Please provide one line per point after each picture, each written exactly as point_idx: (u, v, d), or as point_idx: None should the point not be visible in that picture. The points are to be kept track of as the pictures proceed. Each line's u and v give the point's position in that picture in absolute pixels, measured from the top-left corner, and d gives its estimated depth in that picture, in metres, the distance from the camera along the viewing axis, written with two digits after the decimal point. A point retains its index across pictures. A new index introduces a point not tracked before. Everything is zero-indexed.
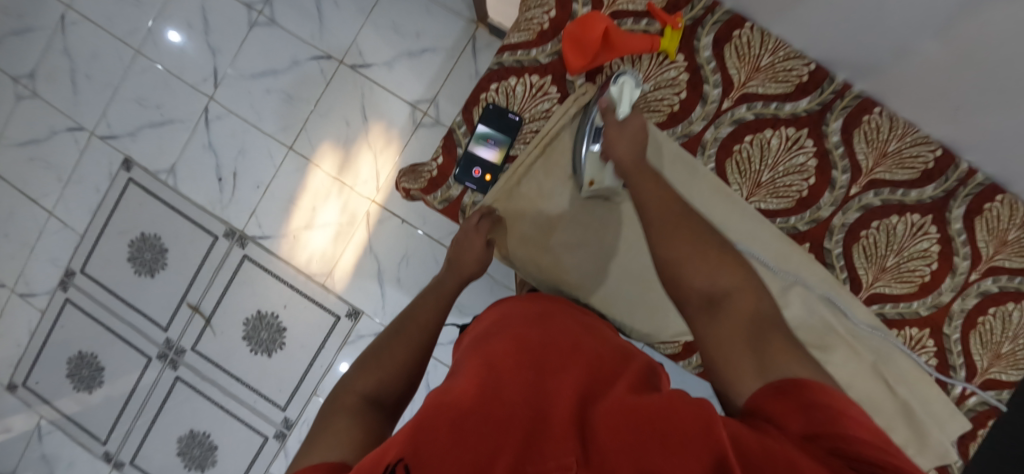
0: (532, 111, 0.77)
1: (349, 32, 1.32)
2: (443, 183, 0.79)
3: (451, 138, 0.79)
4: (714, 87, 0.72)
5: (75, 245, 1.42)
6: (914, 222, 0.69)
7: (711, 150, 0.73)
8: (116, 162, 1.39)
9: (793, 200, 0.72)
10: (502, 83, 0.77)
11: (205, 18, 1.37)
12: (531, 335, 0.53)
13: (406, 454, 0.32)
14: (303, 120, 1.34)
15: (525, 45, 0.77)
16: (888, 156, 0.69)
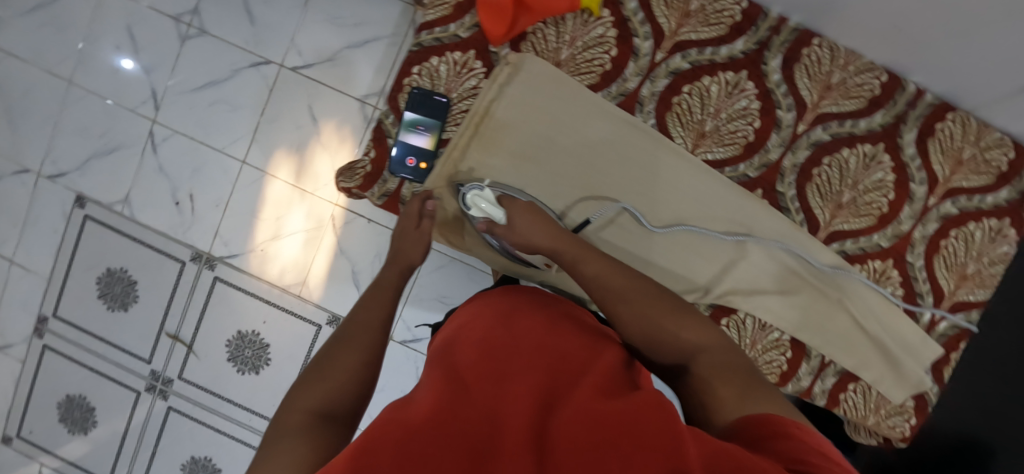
0: (460, 92, 0.82)
1: (286, 34, 1.27)
2: (379, 177, 0.83)
3: (382, 132, 0.83)
4: (645, 38, 0.77)
5: (44, 289, 1.38)
6: (865, 153, 0.75)
7: (649, 106, 0.78)
8: (69, 197, 1.35)
9: (739, 146, 0.77)
10: (425, 65, 0.81)
11: (131, 38, 1.31)
12: (494, 346, 0.52)
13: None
14: (252, 132, 1.29)
15: (441, 19, 0.81)
16: (831, 91, 0.75)
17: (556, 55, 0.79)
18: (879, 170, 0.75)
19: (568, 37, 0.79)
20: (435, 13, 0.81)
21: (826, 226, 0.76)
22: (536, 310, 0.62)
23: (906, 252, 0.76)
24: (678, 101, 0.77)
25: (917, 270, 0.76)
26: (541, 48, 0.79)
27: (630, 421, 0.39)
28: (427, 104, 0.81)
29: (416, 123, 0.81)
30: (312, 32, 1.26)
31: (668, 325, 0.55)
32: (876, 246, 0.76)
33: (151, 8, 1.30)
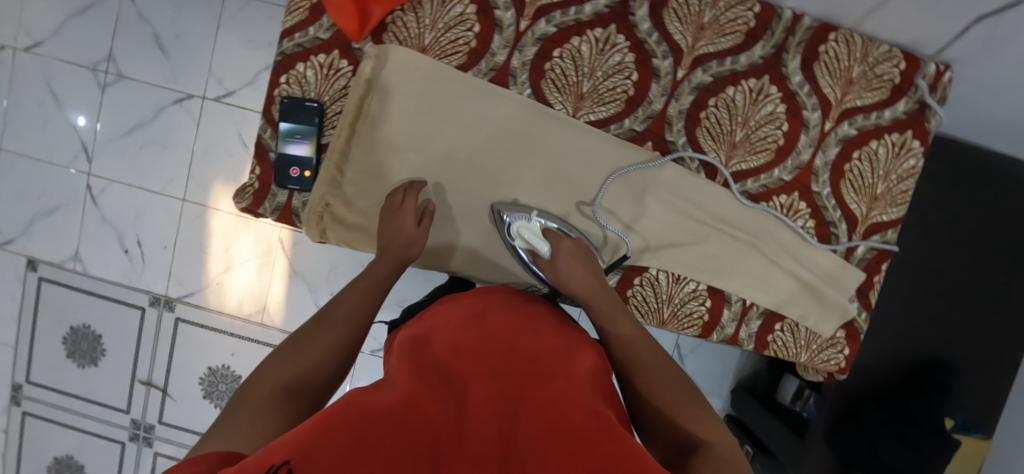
0: (331, 93, 0.90)
1: (202, 65, 1.27)
2: (269, 193, 0.93)
3: (263, 147, 0.93)
4: (506, 10, 0.87)
5: (15, 356, 1.39)
6: (752, 88, 0.88)
7: (523, 76, 0.89)
8: (21, 263, 1.35)
9: (624, 99, 0.89)
10: (293, 71, 0.89)
11: (53, 97, 1.32)
12: (462, 352, 0.56)
13: (292, 458, 0.34)
14: (186, 169, 1.29)
15: (298, 24, 0.88)
16: (706, 33, 0.86)
17: (420, 40, 0.88)
18: (770, 102, 0.88)
19: (427, 19, 0.87)
20: (293, 18, 0.88)
21: (726, 162, 0.90)
22: (510, 311, 0.67)
23: (812, 182, 0.91)
24: (553, 66, 0.88)
25: (826, 198, 0.91)
26: (402, 33, 0.87)
27: (587, 433, 0.43)
28: (304, 108, 0.89)
29: (292, 132, 0.89)
30: (228, 58, 1.27)
31: (636, 353, 0.70)
32: (775, 170, 0.90)
33: (66, 61, 1.31)
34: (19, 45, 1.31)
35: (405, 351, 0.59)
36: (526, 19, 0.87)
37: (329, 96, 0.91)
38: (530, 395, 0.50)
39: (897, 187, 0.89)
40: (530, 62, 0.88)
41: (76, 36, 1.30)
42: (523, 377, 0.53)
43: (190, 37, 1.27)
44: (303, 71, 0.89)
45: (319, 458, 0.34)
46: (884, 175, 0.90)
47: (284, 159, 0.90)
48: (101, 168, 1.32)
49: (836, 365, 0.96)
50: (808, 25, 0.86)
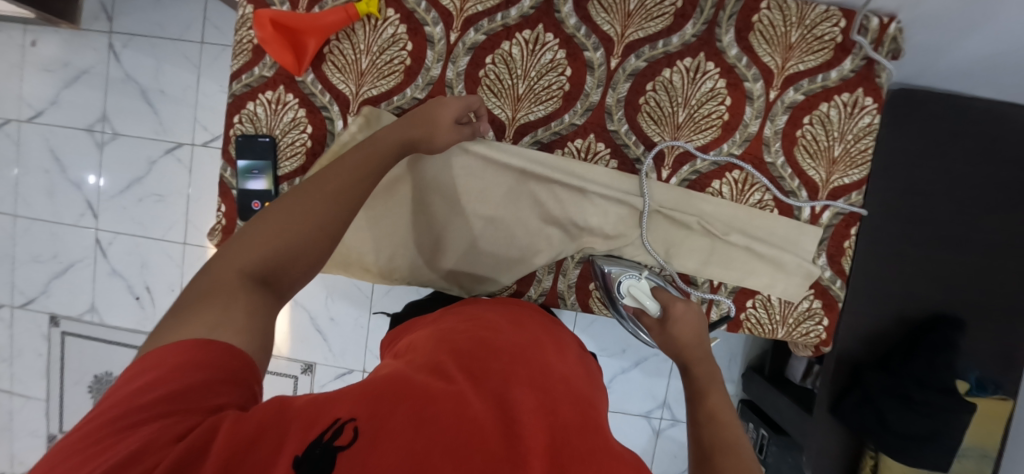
0: (282, 128, 0.63)
1: (187, 113, 1.24)
2: (236, 226, 0.65)
3: (224, 186, 0.65)
4: (434, 26, 0.60)
5: (47, 410, 1.35)
6: (844, 103, 0.60)
7: (460, 87, 0.61)
8: (44, 320, 1.32)
9: (718, 126, 0.60)
10: (245, 111, 0.64)
11: (58, 155, 1.29)
12: (506, 341, 0.47)
13: (356, 415, 0.32)
14: (184, 213, 1.25)
15: (248, 63, 0.63)
16: (795, 49, 0.60)
17: (359, 74, 0.62)
18: (864, 116, 0.60)
19: (364, 43, 0.61)
20: (238, 58, 0.64)
21: (824, 179, 0.61)
22: (548, 330, 0.56)
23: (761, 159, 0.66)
24: (560, 88, 0.60)
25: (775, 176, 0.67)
26: (342, 64, 0.62)
27: None
28: (257, 149, 0.63)
29: (251, 167, 0.63)
30: (213, 105, 1.23)
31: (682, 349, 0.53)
32: (852, 193, 0.61)
33: (64, 126, 1.28)
34: (22, 116, 1.29)
35: (454, 326, 0.51)
36: (543, 28, 0.60)
37: (289, 130, 0.63)
38: (590, 416, 0.39)
39: (859, 145, 0.60)
40: (568, 81, 0.60)
41: (75, 103, 1.27)
42: (572, 395, 0.42)
43: (174, 92, 1.24)
44: (259, 108, 0.63)
45: (380, 421, 0.32)
46: (839, 136, 0.61)
47: (249, 201, 0.64)
48: (109, 218, 1.28)
49: None
50: (825, 25, 0.59)
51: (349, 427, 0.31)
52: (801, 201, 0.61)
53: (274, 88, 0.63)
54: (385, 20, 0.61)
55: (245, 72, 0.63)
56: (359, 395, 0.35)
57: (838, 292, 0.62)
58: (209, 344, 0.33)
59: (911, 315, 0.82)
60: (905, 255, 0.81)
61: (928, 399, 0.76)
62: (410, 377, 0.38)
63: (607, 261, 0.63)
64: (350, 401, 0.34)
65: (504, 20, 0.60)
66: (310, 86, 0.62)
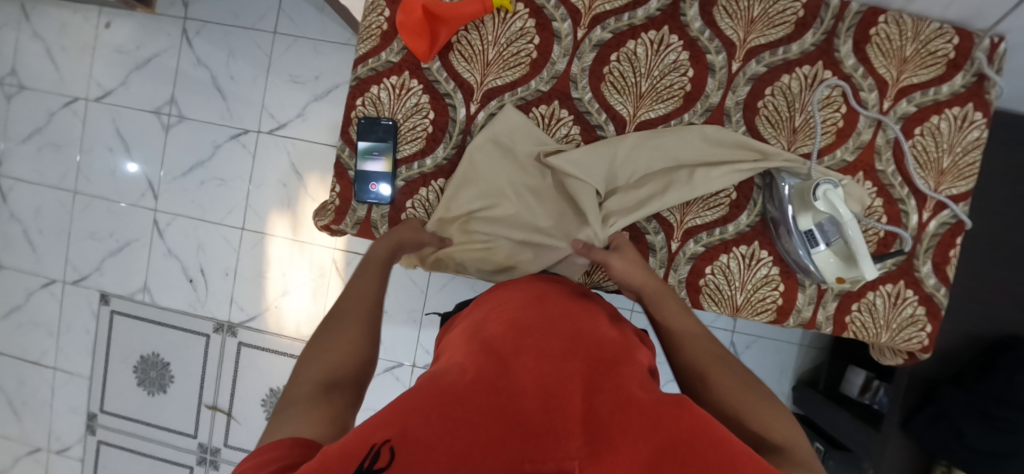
0: (404, 113, 0.65)
1: (255, 101, 1.25)
2: (349, 207, 0.67)
3: (340, 166, 0.67)
4: (562, 22, 0.63)
5: (89, 388, 1.34)
6: (955, 116, 0.62)
7: (583, 82, 0.63)
8: (94, 297, 1.33)
9: (833, 132, 0.63)
10: (368, 94, 0.66)
11: (123, 135, 1.30)
12: (529, 320, 0.42)
13: (391, 435, 0.27)
14: (244, 199, 1.26)
15: (374, 49, 0.65)
16: (909, 62, 0.62)
17: (484, 65, 0.64)
18: (975, 129, 0.62)
19: (492, 35, 0.63)
20: (365, 43, 0.66)
21: (932, 188, 0.63)
22: (570, 300, 0.49)
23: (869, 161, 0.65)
24: (681, 88, 0.62)
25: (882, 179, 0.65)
26: (468, 54, 0.64)
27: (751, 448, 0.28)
28: (378, 132, 0.65)
29: (371, 148, 0.65)
30: (280, 95, 1.24)
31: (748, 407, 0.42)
32: (959, 203, 0.62)
33: (131, 107, 1.30)
34: (90, 96, 1.31)
35: (477, 322, 0.45)
36: (668, 30, 0.62)
37: (410, 116, 0.65)
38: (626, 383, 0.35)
39: (967, 156, 0.62)
40: (689, 82, 0.62)
41: (143, 86, 1.29)
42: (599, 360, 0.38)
43: (244, 80, 1.26)
44: (383, 93, 0.65)
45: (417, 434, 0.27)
46: (948, 147, 0.62)
47: (366, 182, 0.65)
48: (169, 199, 1.29)
49: (921, 346, 0.63)
50: (939, 41, 0.61)
51: (386, 450, 0.26)
52: (909, 208, 0.63)
53: (398, 74, 0.65)
54: (513, 14, 0.63)
55: (370, 58, 0.65)
56: (384, 414, 0.29)
57: (942, 299, 0.63)
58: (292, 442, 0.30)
59: (983, 333, 0.83)
60: (983, 273, 0.82)
61: (1011, 416, 0.74)
62: (431, 383, 0.33)
63: (788, 176, 0.60)
64: (381, 421, 0.29)
65: (629, 20, 0.62)
66: (435, 74, 0.64)
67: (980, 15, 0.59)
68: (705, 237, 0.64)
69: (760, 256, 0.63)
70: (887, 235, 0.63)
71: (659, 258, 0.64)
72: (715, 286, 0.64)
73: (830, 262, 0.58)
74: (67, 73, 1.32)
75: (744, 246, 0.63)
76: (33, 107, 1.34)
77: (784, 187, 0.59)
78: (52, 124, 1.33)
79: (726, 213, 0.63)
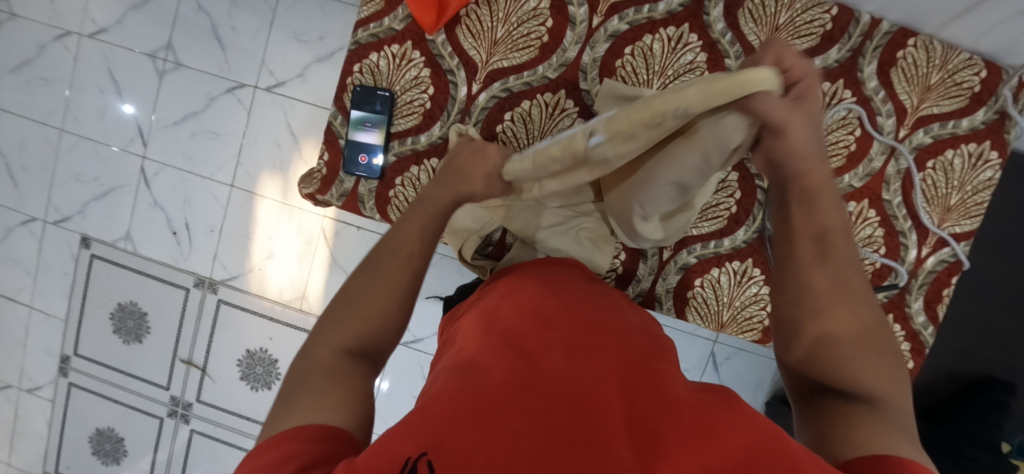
0: (402, 85, 0.62)
1: (255, 55, 1.21)
2: (336, 178, 0.64)
3: (331, 134, 0.64)
4: (579, 7, 0.59)
5: (64, 330, 1.33)
6: (970, 153, 0.59)
7: (594, 73, 0.60)
8: (75, 240, 1.30)
9: (844, 155, 0.61)
10: (366, 61, 0.62)
11: (114, 76, 1.26)
12: (551, 311, 0.39)
13: (426, 445, 0.24)
14: (235, 156, 1.23)
15: (376, 14, 0.62)
16: (933, 91, 0.59)
17: (491, 43, 0.61)
18: (990, 169, 0.59)
19: (504, 13, 0.60)
20: (368, 5, 0.62)
21: (936, 223, 0.61)
22: (589, 287, 0.47)
23: (883, 188, 0.61)
24: None
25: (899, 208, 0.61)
26: (476, 30, 0.60)
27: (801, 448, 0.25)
28: (374, 101, 0.62)
29: (365, 119, 0.61)
30: (281, 52, 1.19)
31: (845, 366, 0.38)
32: (962, 242, 0.61)
33: (125, 47, 1.25)
34: (83, 31, 1.26)
35: (492, 311, 0.42)
36: (688, 28, 0.58)
37: (406, 90, 0.62)
38: (653, 373, 0.32)
39: (981, 195, 0.60)
40: None
41: (139, 27, 1.24)
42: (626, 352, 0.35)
43: (245, 33, 1.21)
44: (380, 61, 0.62)
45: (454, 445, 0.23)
46: (958, 184, 0.60)
47: (356, 151, 0.62)
48: (158, 147, 1.26)
49: None
50: (968, 71, 0.58)
51: (424, 464, 0.22)
52: (909, 242, 0.61)
53: (397, 44, 0.62)
54: None
55: (371, 23, 0.62)
56: (412, 418, 0.26)
57: (928, 338, 0.62)
58: (316, 432, 0.28)
59: (962, 373, 0.81)
60: (982, 313, 0.79)
61: (977, 456, 0.77)
62: (457, 380, 0.30)
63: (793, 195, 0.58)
64: (411, 430, 0.25)
65: (648, 13, 0.58)
66: (439, 48, 0.61)
67: (1014, 48, 0.56)
68: (699, 249, 0.62)
69: (753, 273, 0.61)
70: (883, 268, 0.62)
71: (649, 264, 0.63)
72: (702, 299, 0.62)
73: None
74: (62, 5, 1.26)
75: (737, 261, 0.61)
76: (23, 37, 1.28)
77: None
78: (42, 57, 1.28)
79: (724, 227, 0.61)
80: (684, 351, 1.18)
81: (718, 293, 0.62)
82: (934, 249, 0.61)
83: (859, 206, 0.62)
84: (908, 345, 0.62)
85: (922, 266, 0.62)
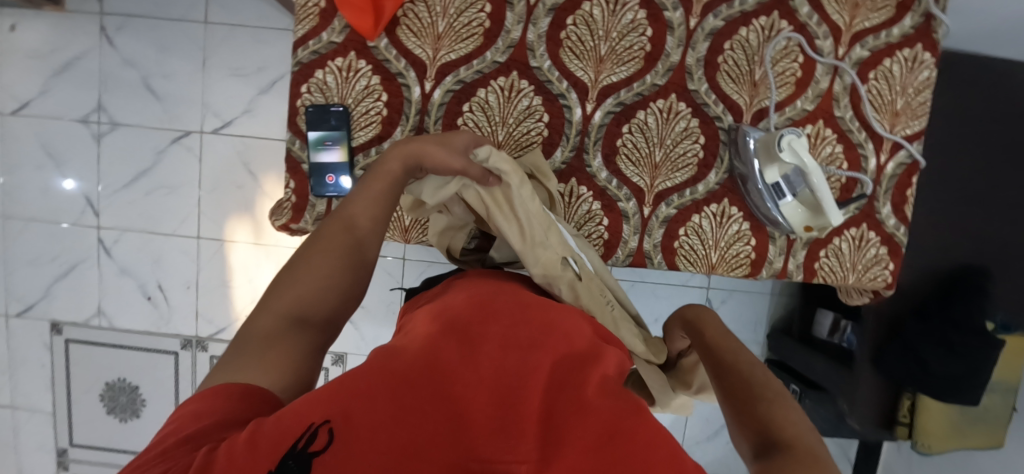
0: (355, 97, 0.61)
1: (195, 100, 1.16)
2: (307, 203, 0.63)
3: (292, 160, 0.63)
4: None
5: (54, 423, 1.27)
6: (906, 58, 0.63)
7: (541, 49, 0.60)
8: (44, 328, 1.24)
9: (792, 82, 0.62)
10: (313, 79, 0.61)
11: (48, 149, 1.19)
12: (496, 305, 0.40)
13: (334, 415, 0.27)
14: (196, 206, 1.19)
15: (313, 30, 0.60)
16: (861, 6, 0.62)
17: (435, 38, 0.60)
18: (927, 69, 0.63)
19: (441, 5, 0.59)
20: (302, 23, 0.60)
21: (887, 130, 0.64)
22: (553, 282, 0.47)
23: (834, 106, 0.63)
24: (641, 48, 0.60)
25: (853, 122, 0.64)
26: (417, 29, 0.60)
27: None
28: (330, 119, 0.61)
29: (324, 138, 0.60)
30: (220, 91, 1.16)
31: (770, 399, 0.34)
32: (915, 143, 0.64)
33: (54, 118, 1.19)
34: (5, 110, 1.19)
35: (449, 296, 0.44)
36: None
37: (360, 100, 0.61)
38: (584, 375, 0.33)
39: (922, 95, 0.63)
40: (649, 41, 0.60)
41: (65, 93, 1.18)
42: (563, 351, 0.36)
43: (179, 79, 1.16)
44: (328, 76, 0.61)
45: (359, 421, 0.26)
46: (901, 89, 0.63)
47: (322, 175, 0.61)
48: (113, 214, 1.20)
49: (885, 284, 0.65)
50: None
51: (324, 433, 0.25)
52: (868, 152, 0.64)
53: (341, 57, 0.60)
54: None
55: (309, 40, 0.60)
56: (334, 386, 0.29)
57: (901, 238, 0.65)
58: (242, 392, 0.32)
59: (941, 267, 0.85)
60: (943, 206, 0.83)
61: (966, 341, 0.82)
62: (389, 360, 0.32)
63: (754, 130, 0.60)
64: (326, 396, 0.28)
65: None
66: (384, 54, 0.60)
67: None
68: (677, 199, 0.63)
69: (731, 213, 0.63)
70: (849, 181, 0.65)
71: (633, 224, 0.64)
72: (689, 248, 0.64)
73: (798, 212, 0.59)
74: None
75: (715, 204, 0.63)
76: None
77: (748, 140, 0.59)
78: None
79: (696, 173, 0.63)
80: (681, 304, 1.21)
81: (701, 240, 0.64)
82: (892, 155, 0.64)
83: (817, 128, 0.64)
84: (886, 248, 0.65)
85: (885, 172, 0.65)
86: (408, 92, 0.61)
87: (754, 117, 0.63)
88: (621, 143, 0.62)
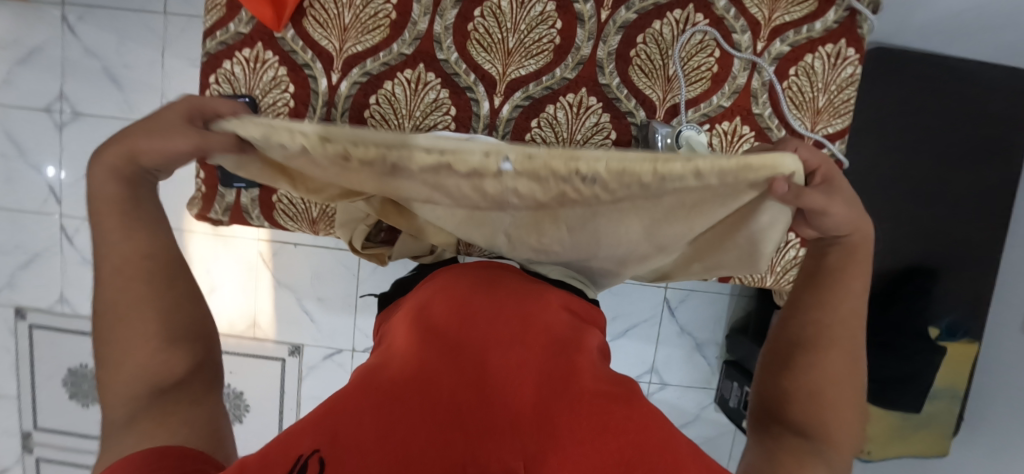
0: (262, 88, 0.61)
1: (154, 90, 1.17)
2: (217, 194, 0.63)
3: None
4: None
5: (19, 407, 1.29)
6: (829, 54, 0.60)
7: (448, 42, 0.59)
8: (9, 313, 1.26)
9: (708, 78, 0.61)
10: (221, 70, 0.61)
11: (11, 138, 1.21)
12: (473, 304, 0.38)
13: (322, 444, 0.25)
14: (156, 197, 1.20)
15: (220, 20, 0.60)
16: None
17: (342, 29, 0.59)
18: (851, 66, 0.61)
19: None
20: (210, 14, 0.60)
21: (807, 128, 0.62)
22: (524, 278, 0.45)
23: (752, 103, 0.62)
24: (550, 41, 0.59)
25: (772, 120, 0.62)
26: (323, 19, 0.59)
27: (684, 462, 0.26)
28: None
29: None
30: (179, 82, 1.16)
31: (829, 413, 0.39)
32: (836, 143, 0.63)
33: (18, 106, 1.20)
34: None
35: (423, 299, 0.42)
36: None
37: (268, 92, 0.61)
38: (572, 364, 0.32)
39: (845, 92, 0.61)
40: (558, 34, 0.59)
41: (29, 82, 1.19)
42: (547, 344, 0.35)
43: (139, 70, 1.17)
44: (234, 67, 0.60)
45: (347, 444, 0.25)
46: (823, 86, 0.62)
47: None
48: (75, 203, 1.22)
49: None
50: None
51: (314, 462, 0.23)
52: None
53: (248, 48, 0.60)
54: None
55: (216, 30, 0.60)
56: (320, 416, 0.28)
57: None
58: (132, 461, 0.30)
59: (890, 268, 0.82)
60: (891, 208, 0.80)
61: (903, 343, 0.82)
62: (373, 381, 0.31)
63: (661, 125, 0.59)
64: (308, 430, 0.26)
65: None
66: (291, 45, 0.60)
67: None
68: None
69: None
70: None
71: None
72: None
73: None
74: None
75: None
76: None
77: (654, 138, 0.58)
78: None
79: None
80: (638, 302, 1.20)
81: None
82: None
83: (734, 126, 0.62)
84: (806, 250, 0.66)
85: None
86: (314, 83, 0.61)
87: (667, 113, 0.62)
88: (530, 137, 0.62)
